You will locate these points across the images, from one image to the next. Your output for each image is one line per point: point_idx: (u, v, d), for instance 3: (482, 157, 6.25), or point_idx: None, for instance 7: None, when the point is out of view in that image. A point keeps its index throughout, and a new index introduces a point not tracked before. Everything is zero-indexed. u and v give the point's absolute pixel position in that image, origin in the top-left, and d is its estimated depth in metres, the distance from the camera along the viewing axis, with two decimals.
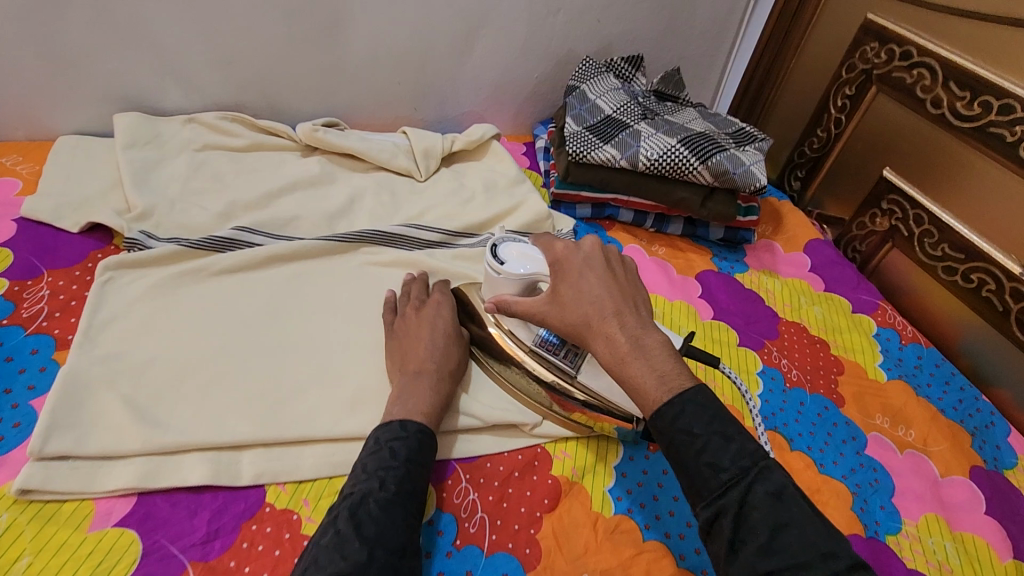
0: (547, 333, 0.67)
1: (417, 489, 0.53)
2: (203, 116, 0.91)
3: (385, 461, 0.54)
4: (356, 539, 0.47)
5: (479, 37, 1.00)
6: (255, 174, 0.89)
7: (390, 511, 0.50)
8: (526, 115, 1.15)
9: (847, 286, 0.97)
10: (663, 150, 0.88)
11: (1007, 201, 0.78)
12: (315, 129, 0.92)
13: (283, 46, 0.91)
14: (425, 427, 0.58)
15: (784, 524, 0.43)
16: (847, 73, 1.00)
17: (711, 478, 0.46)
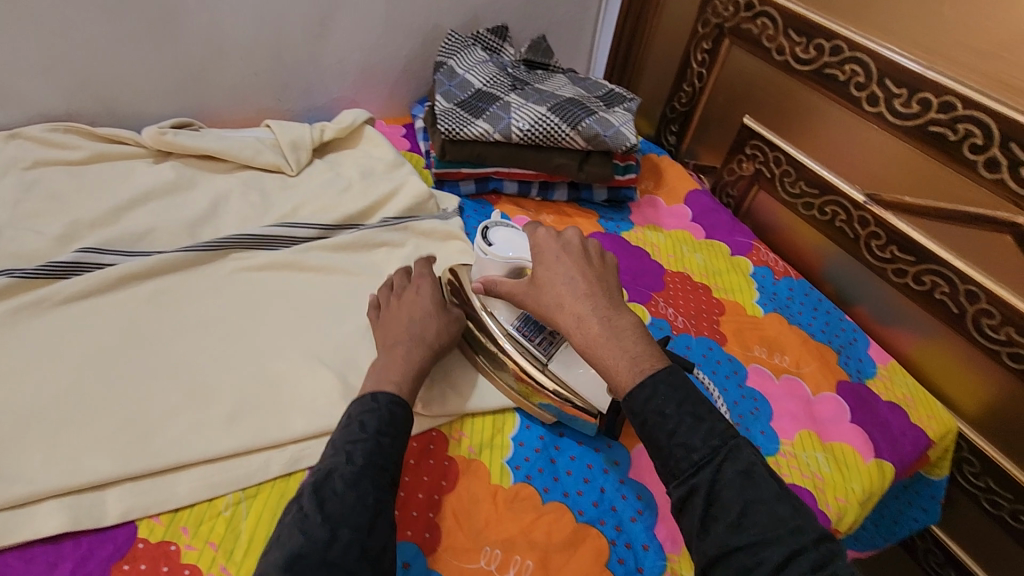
0: (526, 319, 0.68)
1: (388, 462, 0.53)
2: (29, 130, 0.82)
3: (354, 434, 0.54)
4: (317, 517, 0.48)
5: (336, 18, 0.95)
6: (99, 188, 0.81)
7: (356, 487, 0.50)
8: (402, 95, 1.12)
9: (724, 231, 1.02)
10: (534, 119, 0.88)
11: (847, 135, 0.85)
12: (162, 132, 0.85)
13: (111, 44, 0.83)
14: (397, 398, 0.59)
15: (753, 500, 0.48)
16: (702, 28, 1.04)
17: (683, 459, 0.51)
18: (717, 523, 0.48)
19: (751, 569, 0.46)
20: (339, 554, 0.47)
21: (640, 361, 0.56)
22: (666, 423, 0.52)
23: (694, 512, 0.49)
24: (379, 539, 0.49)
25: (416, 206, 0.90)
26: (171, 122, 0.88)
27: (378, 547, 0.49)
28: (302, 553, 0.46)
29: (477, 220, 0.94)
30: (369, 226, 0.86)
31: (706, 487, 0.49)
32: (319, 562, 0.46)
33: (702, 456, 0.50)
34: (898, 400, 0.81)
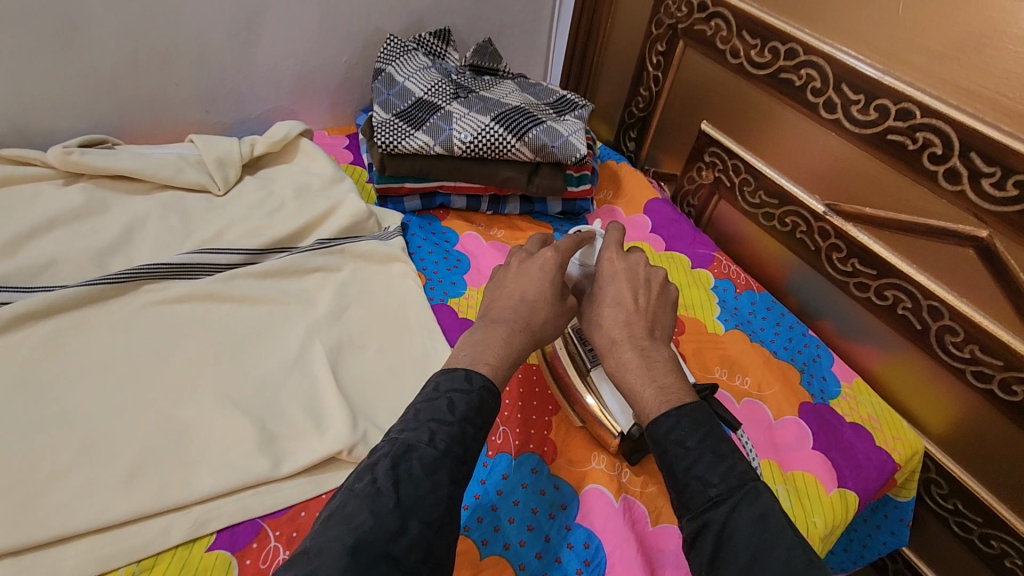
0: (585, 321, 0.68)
1: (468, 454, 0.47)
2: None
3: (440, 413, 0.48)
4: (390, 501, 0.42)
5: (264, 24, 0.89)
6: (0, 216, 0.74)
7: (433, 475, 0.44)
8: (345, 103, 1.05)
9: (685, 242, 0.98)
10: (476, 131, 0.83)
11: (805, 143, 0.81)
12: (68, 151, 0.78)
13: (9, 58, 0.76)
14: (490, 382, 0.52)
15: (767, 545, 0.43)
16: (656, 29, 0.99)
17: (699, 493, 0.47)
18: (726, 565, 0.43)
19: None
20: (405, 550, 0.40)
21: (670, 394, 0.53)
22: (686, 457, 0.48)
23: (703, 551, 0.45)
24: (445, 538, 0.43)
25: (353, 226, 0.83)
26: (80, 140, 0.80)
27: (442, 547, 0.43)
28: (369, 540, 0.40)
29: (420, 237, 0.88)
30: (301, 249, 0.80)
31: (715, 527, 0.45)
32: (383, 555, 0.39)
33: (719, 492, 0.46)
34: (863, 421, 0.77)
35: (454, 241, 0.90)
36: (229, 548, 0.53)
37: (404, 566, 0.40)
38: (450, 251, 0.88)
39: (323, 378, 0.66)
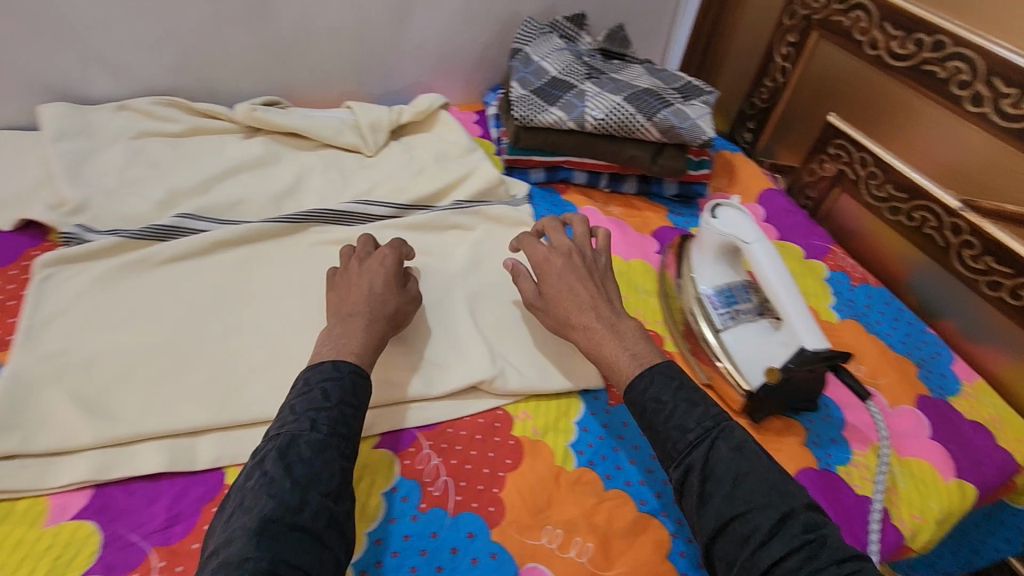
0: (715, 292, 0.76)
1: (352, 431, 0.53)
2: (135, 102, 0.88)
3: (315, 402, 0.53)
4: (287, 482, 0.47)
5: (418, 4, 0.98)
6: (196, 160, 0.86)
7: (322, 454, 0.50)
8: (476, 82, 1.13)
9: (799, 233, 0.98)
10: (609, 109, 0.87)
11: (944, 135, 0.81)
12: (253, 109, 0.90)
13: (213, 25, 0.88)
14: (359, 367, 0.58)
15: (744, 471, 0.52)
16: (789, 20, 1.00)
17: (679, 439, 0.55)
18: (713, 500, 0.52)
19: (747, 537, 0.49)
20: (310, 519, 0.46)
21: (641, 357, 0.62)
22: (662, 410, 0.57)
23: (692, 491, 0.53)
24: (346, 506, 0.49)
25: (486, 191, 0.90)
26: (263, 100, 0.92)
27: (342, 513, 0.49)
28: (273, 517, 0.45)
29: (544, 207, 0.94)
30: (440, 208, 0.88)
31: (699, 465, 0.53)
32: (291, 525, 0.45)
33: (696, 437, 0.55)
34: (984, 420, 0.76)
35: (574, 214, 0.95)
36: (391, 450, 0.61)
37: (309, 533, 0.46)
38: None
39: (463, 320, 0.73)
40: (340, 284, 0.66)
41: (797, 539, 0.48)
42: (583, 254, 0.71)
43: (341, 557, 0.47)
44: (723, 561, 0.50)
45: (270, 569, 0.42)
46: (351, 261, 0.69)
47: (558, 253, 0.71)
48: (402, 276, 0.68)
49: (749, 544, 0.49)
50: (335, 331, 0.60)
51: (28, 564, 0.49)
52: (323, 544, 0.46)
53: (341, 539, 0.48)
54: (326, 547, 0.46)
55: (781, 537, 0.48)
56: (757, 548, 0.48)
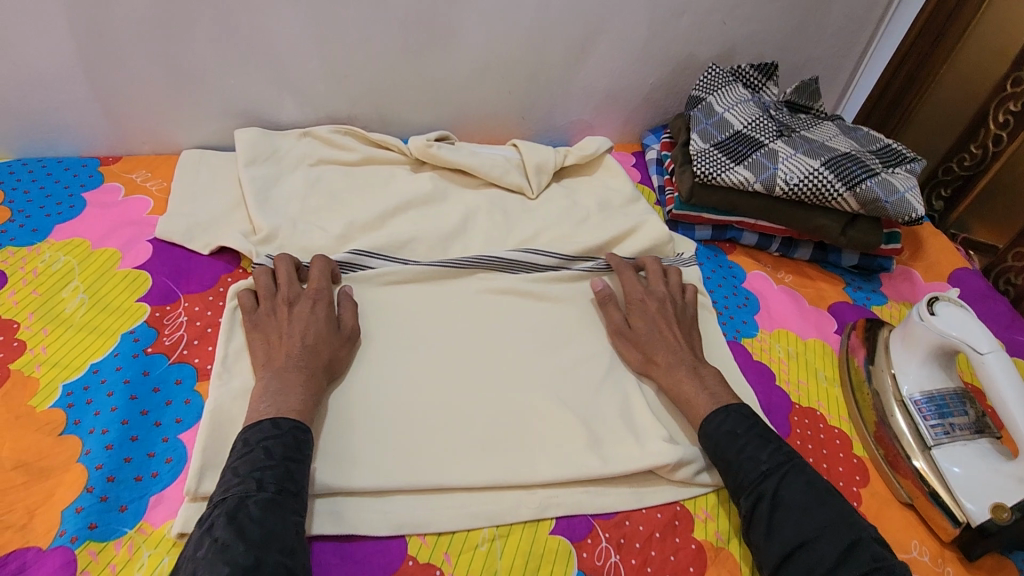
0: (925, 399, 0.68)
1: (299, 486, 0.52)
2: (318, 129, 0.90)
3: (259, 461, 0.51)
4: (240, 545, 0.46)
5: (597, 43, 0.94)
6: (368, 192, 0.87)
7: (272, 512, 0.48)
8: (637, 122, 1.08)
9: (1001, 325, 0.87)
10: (805, 173, 0.81)
11: None
12: (429, 145, 0.89)
13: (397, 59, 0.89)
14: (300, 423, 0.56)
15: (813, 502, 0.55)
16: (1013, 87, 0.91)
17: (752, 470, 0.58)
18: (780, 527, 0.55)
19: (814, 565, 0.52)
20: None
21: (719, 397, 0.65)
22: (737, 440, 0.60)
23: (759, 518, 0.56)
24: (302, 560, 0.48)
25: (654, 248, 0.85)
26: (435, 135, 0.92)
27: (301, 566, 0.48)
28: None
29: (710, 269, 0.88)
30: (607, 262, 0.83)
31: (771, 495, 0.56)
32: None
33: (769, 468, 0.58)
34: None
35: (742, 278, 0.88)
36: (569, 538, 0.58)
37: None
38: (739, 288, 0.87)
39: (636, 394, 0.68)
40: (278, 331, 0.63)
41: (865, 566, 0.51)
42: (675, 301, 0.76)
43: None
44: None
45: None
46: (278, 304, 0.65)
47: (653, 298, 0.75)
48: (333, 317, 0.65)
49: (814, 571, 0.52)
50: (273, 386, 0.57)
51: None
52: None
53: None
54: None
55: (848, 564, 0.51)
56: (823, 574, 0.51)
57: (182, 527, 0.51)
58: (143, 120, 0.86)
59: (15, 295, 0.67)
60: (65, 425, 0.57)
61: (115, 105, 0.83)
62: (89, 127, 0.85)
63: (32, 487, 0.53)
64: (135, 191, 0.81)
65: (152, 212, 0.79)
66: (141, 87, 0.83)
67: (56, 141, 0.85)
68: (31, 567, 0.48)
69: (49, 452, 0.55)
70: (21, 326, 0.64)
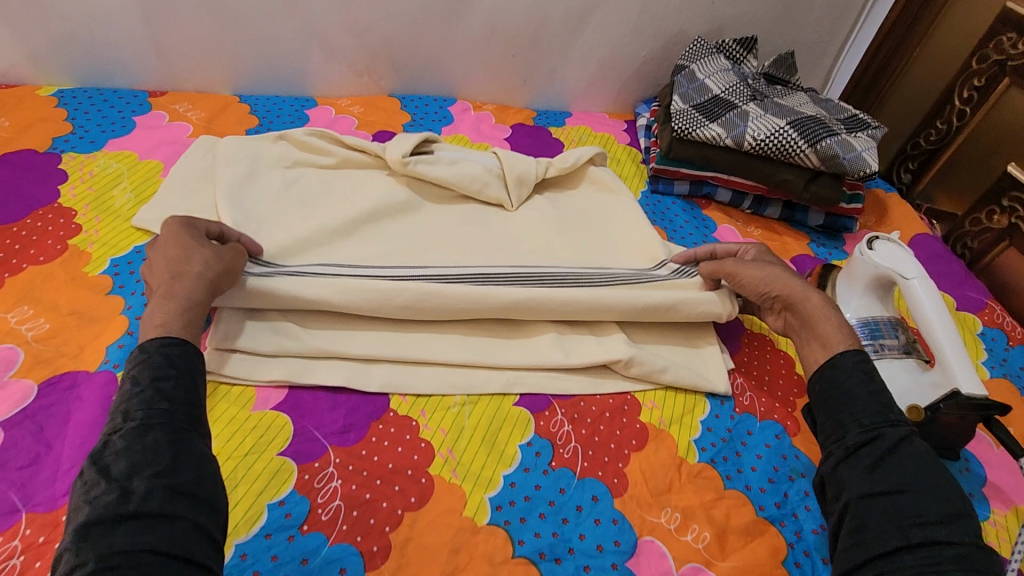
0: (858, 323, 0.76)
1: (176, 405, 0.46)
2: (293, 132, 0.87)
3: (126, 396, 0.46)
4: (101, 482, 0.40)
5: (594, 14, 1.04)
6: (343, 194, 0.83)
7: (140, 437, 0.43)
8: (630, 92, 1.18)
9: (953, 282, 0.94)
10: (771, 131, 0.90)
11: None
12: (405, 162, 0.82)
13: (412, 18, 1.00)
14: (173, 340, 0.52)
15: (932, 465, 0.49)
16: (978, 64, 0.96)
17: (878, 411, 0.53)
18: (886, 470, 0.49)
19: (905, 509, 0.47)
20: (138, 504, 0.39)
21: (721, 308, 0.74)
22: (870, 382, 0.56)
23: (866, 455, 0.51)
24: (189, 476, 0.42)
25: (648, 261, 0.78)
26: (419, 139, 0.86)
27: (189, 481, 0.42)
28: (93, 520, 0.38)
29: (684, 220, 0.97)
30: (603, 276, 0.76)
31: (890, 440, 0.51)
32: (118, 516, 0.38)
33: (897, 418, 0.53)
34: None
35: (713, 230, 0.97)
36: (528, 410, 0.67)
37: (143, 516, 0.39)
38: (708, 237, 0.96)
39: None
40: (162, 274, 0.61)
41: (966, 535, 0.45)
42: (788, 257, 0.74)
43: (203, 520, 0.41)
44: (858, 521, 0.48)
45: (132, 550, 0.37)
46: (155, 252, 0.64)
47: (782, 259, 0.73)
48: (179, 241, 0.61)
49: (908, 519, 0.46)
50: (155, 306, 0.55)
51: (237, 436, 0.58)
52: (176, 513, 0.40)
53: (198, 505, 0.42)
54: (176, 517, 0.40)
55: (947, 525, 0.45)
56: (914, 524, 0.46)
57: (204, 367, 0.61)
58: (188, 60, 0.98)
59: (75, 190, 0.79)
60: (111, 287, 0.68)
61: (163, 45, 0.95)
62: (141, 65, 0.97)
63: (83, 328, 0.64)
64: (178, 118, 0.93)
65: (192, 135, 0.91)
66: (189, 29, 0.94)
67: (112, 75, 0.98)
68: (81, 384, 0.59)
69: (99, 305, 0.66)
70: (78, 214, 0.76)
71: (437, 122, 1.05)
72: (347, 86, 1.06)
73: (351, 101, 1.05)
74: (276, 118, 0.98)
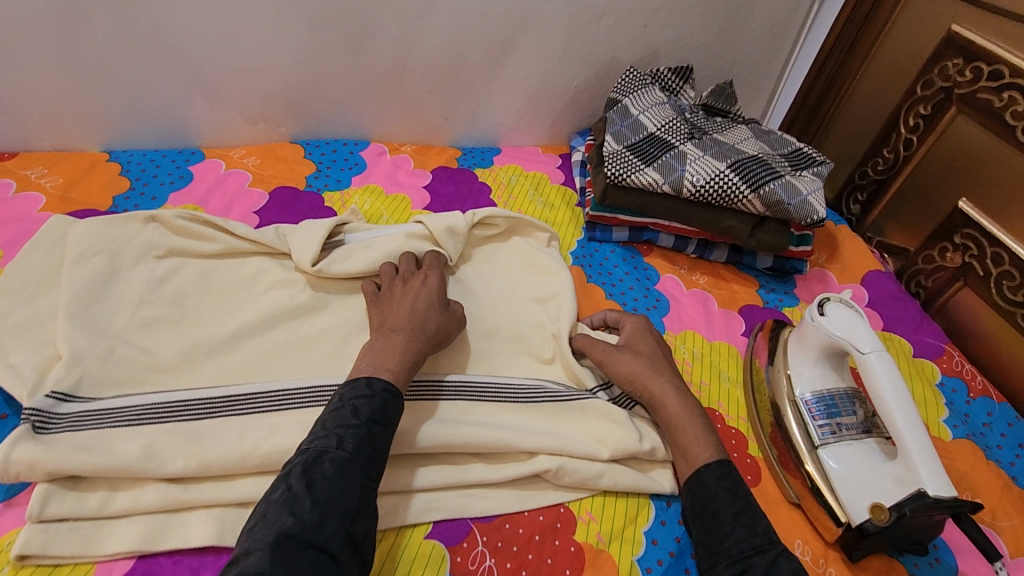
0: (812, 398, 0.68)
1: (377, 452, 0.52)
2: (167, 213, 0.75)
3: (346, 419, 0.52)
4: (308, 501, 0.47)
5: (517, 44, 0.94)
6: (225, 297, 0.72)
7: (346, 474, 0.49)
8: (564, 123, 1.08)
9: (909, 326, 0.88)
10: (710, 175, 0.81)
11: None
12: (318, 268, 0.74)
13: (308, 56, 0.87)
14: (391, 386, 0.57)
15: None
16: (923, 90, 0.89)
17: (744, 540, 0.53)
18: None
19: None
20: (325, 538, 0.45)
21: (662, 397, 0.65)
22: (736, 501, 0.56)
23: None
24: (363, 527, 0.48)
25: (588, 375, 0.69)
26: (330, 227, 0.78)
27: (361, 535, 0.48)
28: (290, 534, 0.45)
29: (625, 273, 0.89)
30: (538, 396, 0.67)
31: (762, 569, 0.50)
32: (307, 543, 0.44)
33: (764, 542, 0.52)
34: None
35: (655, 280, 0.89)
36: (443, 541, 0.57)
37: (323, 554, 0.45)
38: (650, 290, 0.87)
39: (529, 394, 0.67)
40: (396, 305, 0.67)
41: None
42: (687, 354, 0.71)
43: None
44: None
45: None
46: (395, 282, 0.70)
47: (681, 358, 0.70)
48: (441, 299, 0.68)
49: None
50: (377, 345, 0.61)
51: None
52: (341, 562, 0.45)
53: (359, 558, 0.47)
54: (341, 563, 0.45)
55: None
56: None
57: (20, 549, 0.49)
58: (40, 116, 0.83)
59: None
60: None
61: (8, 101, 0.81)
62: None
63: None
64: (28, 188, 0.79)
65: (42, 210, 0.77)
66: (35, 81, 0.80)
67: None
68: None
69: None
70: None
71: (347, 170, 0.93)
72: (241, 133, 0.93)
73: (246, 150, 0.92)
74: (153, 178, 0.85)
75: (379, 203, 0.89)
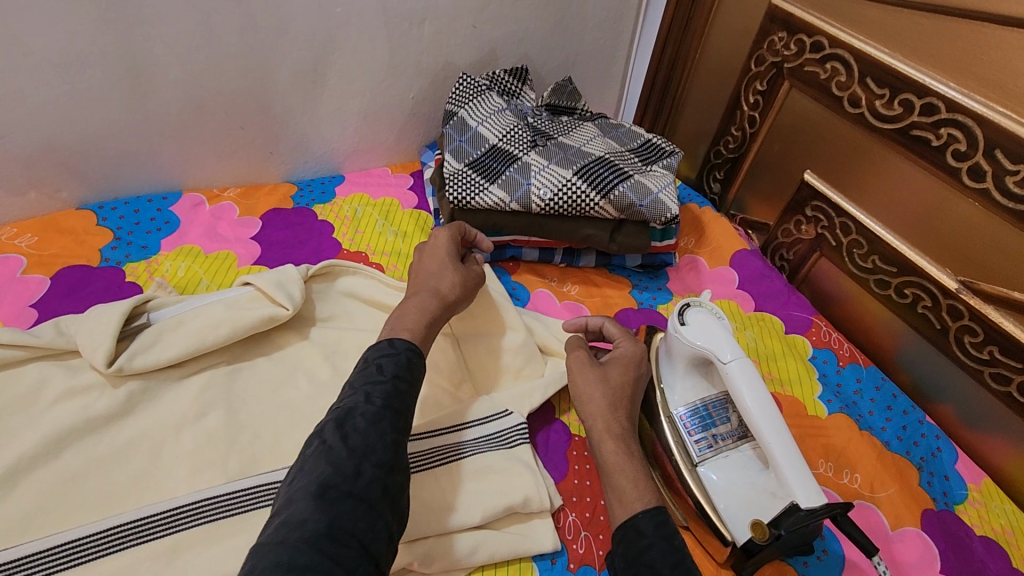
0: (686, 413, 0.65)
1: (406, 407, 0.51)
2: None
3: (372, 377, 0.51)
4: (343, 453, 0.44)
5: (333, 63, 0.83)
6: None
7: (378, 425, 0.47)
8: (409, 139, 0.99)
9: (777, 303, 0.88)
10: (557, 186, 0.76)
11: (926, 200, 0.70)
12: (120, 367, 0.60)
13: (71, 108, 0.73)
14: (413, 344, 0.57)
15: None
16: (757, 66, 0.89)
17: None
18: None
19: None
20: (366, 488, 0.43)
21: None
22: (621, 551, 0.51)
23: None
24: (399, 478, 0.46)
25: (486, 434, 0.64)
26: (130, 306, 0.64)
27: (398, 487, 0.45)
28: (330, 484, 0.42)
29: None
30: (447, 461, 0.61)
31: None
32: (349, 492, 0.42)
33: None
34: (995, 535, 0.66)
35: (525, 299, 0.83)
36: None
37: (364, 504, 0.42)
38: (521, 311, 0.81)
39: None
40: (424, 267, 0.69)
41: None
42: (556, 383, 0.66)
43: (395, 530, 0.44)
44: None
45: (352, 535, 0.40)
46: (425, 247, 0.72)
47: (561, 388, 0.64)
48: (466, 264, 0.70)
49: None
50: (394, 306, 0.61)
51: None
52: (379, 513, 0.43)
53: (396, 513, 0.44)
54: (378, 515, 0.42)
55: None
56: None
57: None
58: None
59: None
60: None
61: None
62: None
63: None
64: None
65: None
66: None
67: None
68: None
69: None
70: None
71: (154, 232, 0.80)
72: (9, 207, 0.78)
73: (17, 228, 0.77)
74: None
75: (196, 265, 0.77)
